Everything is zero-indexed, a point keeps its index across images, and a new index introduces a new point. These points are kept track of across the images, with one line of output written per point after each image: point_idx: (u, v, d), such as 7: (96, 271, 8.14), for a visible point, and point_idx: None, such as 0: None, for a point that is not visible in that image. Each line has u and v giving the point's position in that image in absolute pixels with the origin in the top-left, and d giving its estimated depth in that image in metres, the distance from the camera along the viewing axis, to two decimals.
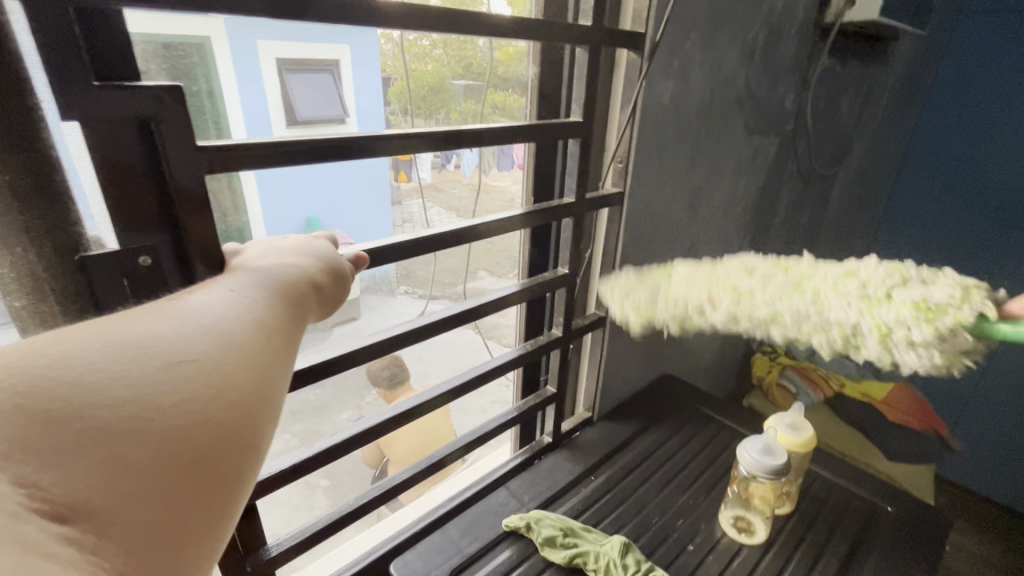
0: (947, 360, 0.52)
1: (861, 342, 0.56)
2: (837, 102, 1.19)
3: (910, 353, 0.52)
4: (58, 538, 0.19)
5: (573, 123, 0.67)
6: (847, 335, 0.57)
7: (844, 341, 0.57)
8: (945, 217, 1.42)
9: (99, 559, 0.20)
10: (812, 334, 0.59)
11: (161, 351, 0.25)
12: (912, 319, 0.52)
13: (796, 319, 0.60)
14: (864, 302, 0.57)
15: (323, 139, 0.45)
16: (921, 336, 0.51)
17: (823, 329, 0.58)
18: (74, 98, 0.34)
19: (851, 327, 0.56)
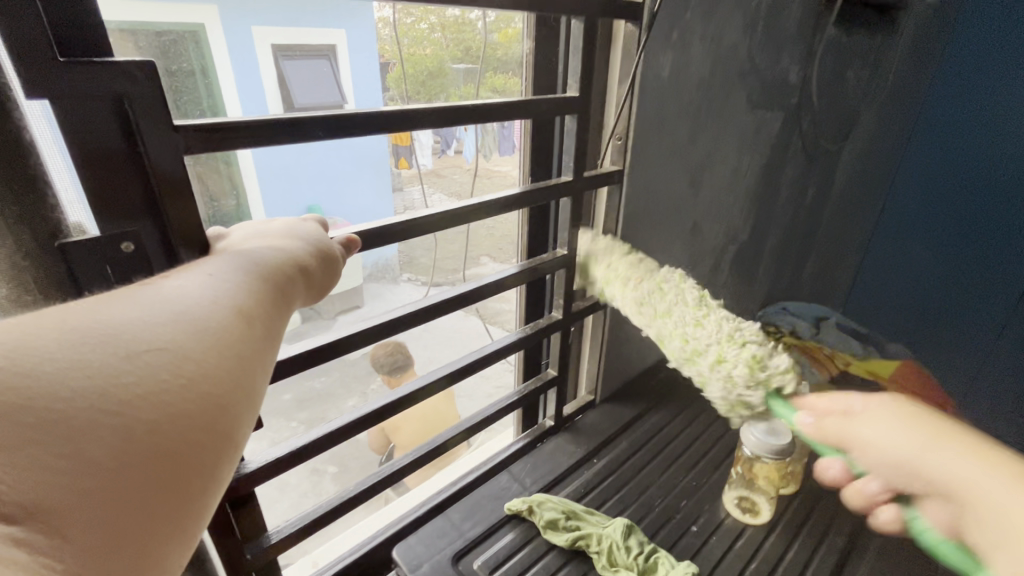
0: (727, 400, 0.60)
1: (700, 363, 0.60)
2: (842, 74, 1.16)
3: (716, 386, 0.60)
4: (6, 542, 0.18)
5: (569, 100, 0.65)
6: (698, 354, 0.60)
7: (688, 356, 0.61)
8: (954, 192, 1.39)
9: (52, 561, 0.19)
10: (673, 342, 0.62)
11: (130, 339, 0.25)
12: (744, 363, 0.57)
13: (670, 325, 0.62)
14: (728, 336, 0.59)
15: (308, 116, 0.44)
16: (725, 378, 0.58)
17: (681, 338, 0.61)
18: (41, 77, 0.32)
19: (704, 349, 0.60)
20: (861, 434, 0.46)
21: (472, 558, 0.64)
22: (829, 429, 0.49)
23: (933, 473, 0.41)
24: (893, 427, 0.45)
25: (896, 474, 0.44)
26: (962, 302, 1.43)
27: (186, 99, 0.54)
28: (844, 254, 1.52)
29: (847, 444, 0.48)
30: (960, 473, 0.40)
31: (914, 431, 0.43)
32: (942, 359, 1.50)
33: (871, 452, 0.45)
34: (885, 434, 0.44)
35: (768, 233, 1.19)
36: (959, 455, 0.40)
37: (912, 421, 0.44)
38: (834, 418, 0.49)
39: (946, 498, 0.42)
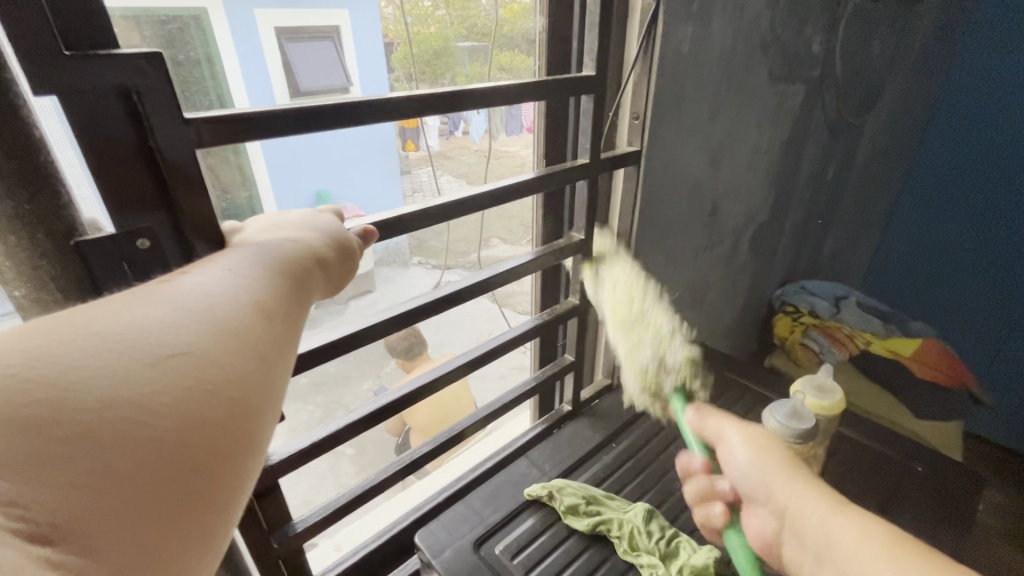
0: (645, 370, 0.68)
1: (643, 331, 0.68)
2: (867, 41, 1.11)
3: (638, 359, 0.68)
4: (42, 563, 0.18)
5: (585, 78, 0.63)
6: (647, 324, 0.69)
7: (634, 321, 0.68)
8: (981, 164, 1.33)
9: None
10: (629, 311, 0.69)
11: (154, 345, 0.24)
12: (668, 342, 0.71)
13: (636, 299, 0.70)
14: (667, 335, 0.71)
15: (324, 105, 0.43)
16: (656, 351, 0.69)
17: (641, 308, 0.69)
18: (44, 69, 0.31)
19: (655, 327, 0.69)
20: (731, 445, 0.57)
21: (493, 543, 0.64)
22: (709, 425, 0.61)
23: (778, 493, 0.50)
24: (750, 447, 0.55)
25: (747, 480, 0.54)
26: (986, 278, 1.39)
27: (193, 93, 0.52)
28: (865, 230, 1.48)
29: (720, 440, 0.59)
30: (794, 494, 0.48)
31: (767, 450, 0.54)
32: (967, 336, 1.46)
33: (733, 461, 0.56)
34: (744, 450, 0.55)
35: (787, 212, 1.16)
36: (798, 481, 0.49)
37: (769, 445, 0.55)
38: (714, 419, 0.60)
39: (774, 511, 0.51)
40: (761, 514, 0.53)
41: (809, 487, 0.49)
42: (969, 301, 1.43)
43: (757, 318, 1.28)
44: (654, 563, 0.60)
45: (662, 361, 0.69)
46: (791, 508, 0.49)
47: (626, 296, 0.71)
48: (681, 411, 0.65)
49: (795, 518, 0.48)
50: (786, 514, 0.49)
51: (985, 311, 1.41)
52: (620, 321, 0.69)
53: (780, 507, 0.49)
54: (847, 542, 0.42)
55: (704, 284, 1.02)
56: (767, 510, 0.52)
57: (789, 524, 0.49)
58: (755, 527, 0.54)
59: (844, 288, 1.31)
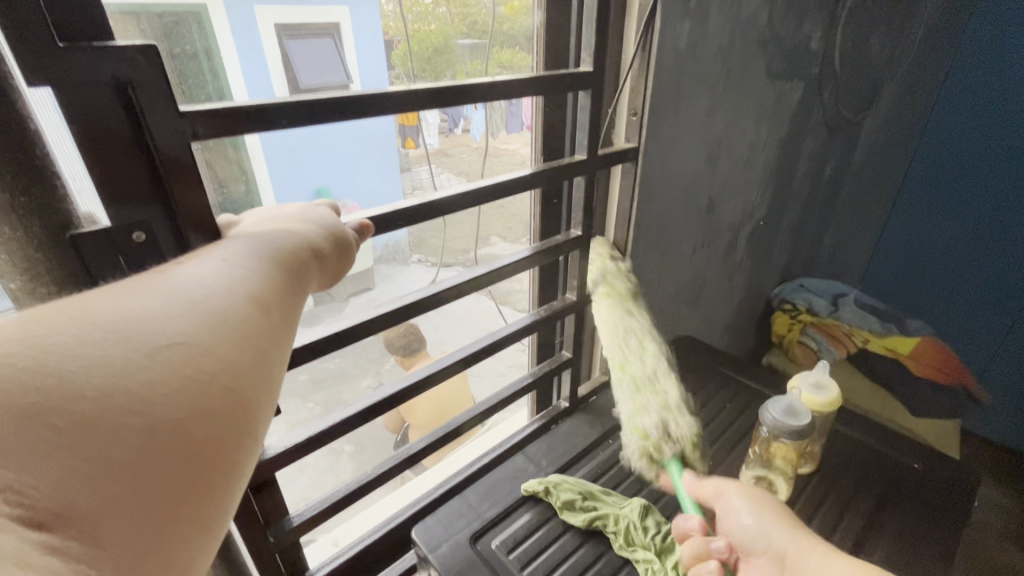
0: (648, 433, 0.69)
1: (650, 395, 0.69)
2: (866, 41, 1.11)
3: (641, 422, 0.69)
4: (41, 549, 0.18)
5: (581, 74, 0.63)
6: (656, 389, 0.71)
7: (643, 382, 0.69)
8: (979, 162, 1.34)
9: (86, 567, 0.19)
10: (638, 368, 0.69)
11: (149, 335, 0.25)
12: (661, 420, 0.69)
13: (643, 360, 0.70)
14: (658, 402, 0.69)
15: (319, 99, 0.43)
16: (661, 416, 0.69)
17: (651, 369, 0.71)
18: (38, 61, 0.31)
19: (662, 396, 0.71)
20: (732, 503, 0.59)
21: (489, 538, 0.64)
22: (707, 486, 0.62)
23: (777, 539, 0.54)
24: (748, 497, 0.58)
25: (747, 531, 0.56)
26: (986, 277, 1.39)
27: (192, 83, 0.52)
28: (863, 228, 1.48)
29: (717, 499, 0.60)
30: (795, 539, 0.53)
31: (764, 503, 0.58)
32: (964, 335, 1.46)
33: (738, 520, 0.57)
34: (744, 501, 0.58)
35: (785, 211, 1.16)
36: (796, 530, 0.54)
37: (766, 500, 0.58)
38: (712, 479, 0.62)
39: (776, 556, 0.54)
40: (761, 565, 0.55)
41: (809, 535, 0.54)
42: (967, 299, 1.43)
43: (755, 316, 1.28)
44: (650, 558, 0.61)
45: (666, 429, 0.69)
46: (792, 553, 0.52)
47: (637, 343, 0.71)
48: (680, 477, 0.66)
49: (800, 562, 0.51)
50: (786, 559, 0.53)
51: (984, 309, 1.41)
52: (626, 372, 0.69)
53: (781, 554, 0.53)
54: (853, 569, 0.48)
55: (702, 281, 1.02)
56: (767, 558, 0.55)
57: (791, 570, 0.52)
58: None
59: (842, 286, 1.31)
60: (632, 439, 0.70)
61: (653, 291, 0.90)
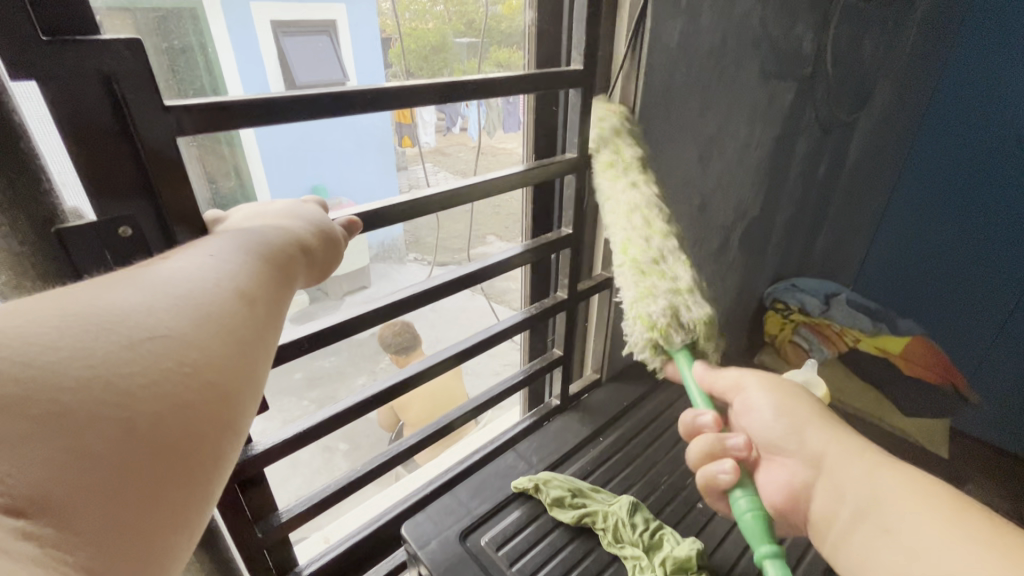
0: (654, 322, 0.58)
1: (657, 279, 0.60)
2: (858, 42, 1.12)
3: (644, 309, 0.58)
4: (17, 535, 0.18)
5: (573, 73, 0.64)
6: (662, 273, 0.61)
7: (649, 266, 0.60)
8: (973, 163, 1.34)
9: (62, 555, 0.19)
10: (645, 253, 0.61)
11: (132, 328, 0.25)
12: (668, 302, 0.58)
13: (652, 243, 0.62)
14: (667, 287, 0.60)
15: (309, 95, 0.43)
16: (670, 301, 0.58)
17: (657, 255, 0.61)
18: (21, 54, 0.31)
19: (672, 277, 0.61)
20: (749, 397, 0.57)
21: (479, 535, 0.65)
22: (725, 377, 0.58)
23: (810, 439, 0.52)
24: (773, 401, 0.56)
25: (776, 433, 0.54)
26: (977, 277, 1.40)
27: (182, 77, 0.51)
28: (855, 229, 1.49)
29: (737, 393, 0.57)
30: (832, 443, 0.50)
31: (788, 402, 0.55)
32: (954, 335, 1.48)
33: (760, 417, 0.56)
34: (767, 398, 0.56)
35: (779, 210, 1.17)
36: (835, 433, 0.51)
37: (786, 392, 0.56)
38: (730, 372, 0.58)
39: (808, 461, 0.52)
40: (789, 467, 0.53)
41: (845, 437, 0.51)
42: (958, 299, 1.44)
43: (747, 315, 1.29)
44: (638, 555, 0.61)
45: (676, 316, 0.59)
46: (830, 458, 0.50)
47: (643, 231, 0.62)
48: (689, 366, 0.59)
49: (835, 470, 0.49)
50: (823, 464, 0.50)
51: (975, 309, 1.42)
52: (632, 262, 0.61)
53: (815, 458, 0.51)
54: (901, 490, 0.44)
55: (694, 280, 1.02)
56: (798, 462, 0.52)
57: (826, 474, 0.50)
58: (785, 478, 0.53)
59: (834, 286, 1.32)
60: (636, 329, 0.60)
61: None
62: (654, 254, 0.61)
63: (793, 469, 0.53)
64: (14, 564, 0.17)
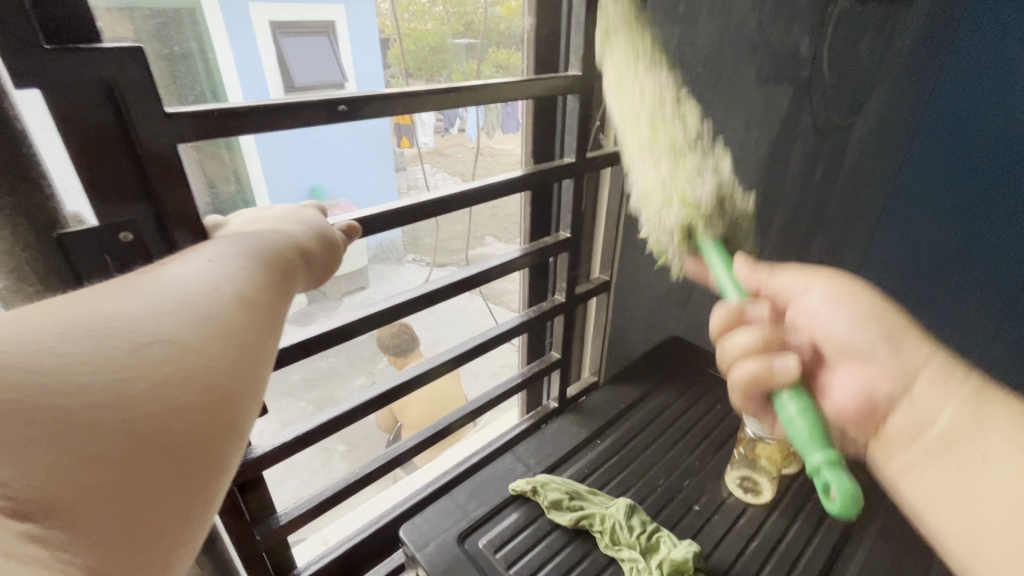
0: (697, 209, 0.58)
1: (695, 164, 0.59)
2: (854, 46, 1.13)
3: (687, 187, 0.58)
4: (24, 538, 0.18)
5: (571, 78, 0.64)
6: (702, 160, 0.60)
7: (686, 150, 0.59)
8: (970, 166, 1.35)
9: (69, 557, 0.19)
10: (682, 137, 0.59)
11: (134, 334, 0.25)
12: (712, 191, 0.59)
13: (687, 118, 0.60)
14: (709, 179, 0.60)
15: (309, 102, 0.43)
16: (715, 188, 0.59)
17: (692, 134, 0.60)
18: (25, 62, 0.31)
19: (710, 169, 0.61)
20: (812, 300, 0.53)
21: (476, 538, 0.65)
22: (775, 280, 0.55)
23: (888, 354, 0.47)
24: (843, 311, 0.50)
25: (837, 345, 0.50)
26: (974, 280, 1.40)
27: (181, 83, 0.52)
28: (853, 232, 1.50)
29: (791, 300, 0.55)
30: (924, 356, 0.46)
31: (856, 302, 0.50)
32: (949, 337, 1.48)
33: (827, 320, 0.51)
34: (835, 307, 0.51)
35: (776, 213, 1.17)
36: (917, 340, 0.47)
37: (851, 295, 0.51)
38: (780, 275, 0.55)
39: (901, 374, 0.46)
40: (859, 377, 0.49)
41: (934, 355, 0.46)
42: (954, 302, 1.45)
43: None
44: (634, 557, 0.61)
45: (718, 203, 0.59)
46: (926, 377, 0.45)
47: (680, 108, 0.59)
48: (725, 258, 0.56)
49: (917, 387, 0.45)
50: (916, 375, 0.45)
51: (971, 311, 1.43)
52: (671, 146, 0.58)
53: (910, 370, 0.46)
54: (988, 423, 0.41)
55: None
56: (882, 373, 0.47)
57: (910, 392, 0.46)
58: (839, 393, 0.50)
59: None
60: (671, 210, 0.58)
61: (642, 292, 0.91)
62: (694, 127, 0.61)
63: (881, 379, 0.47)
64: (20, 565, 0.17)
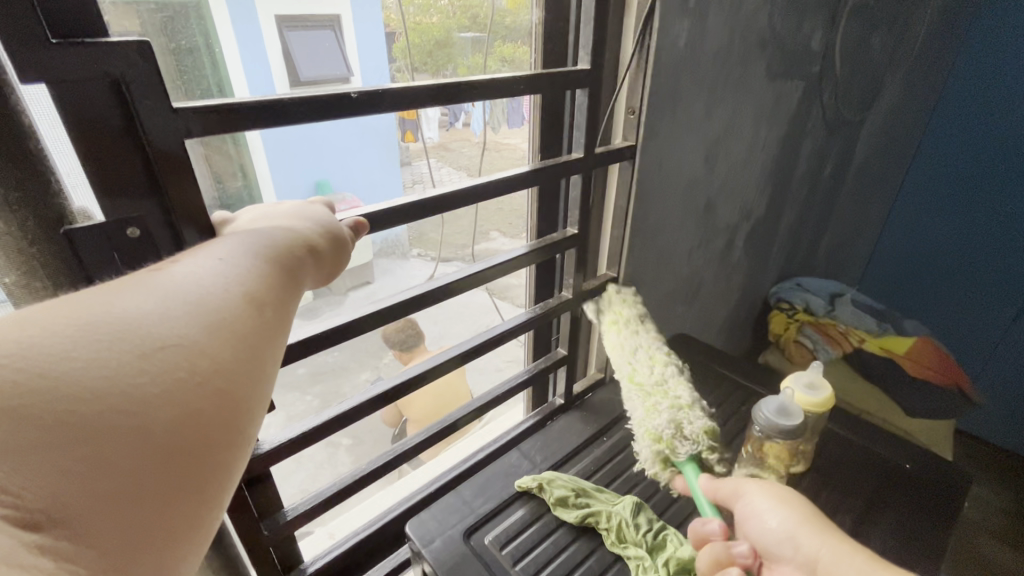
0: (660, 435, 0.63)
1: (659, 398, 0.65)
2: (867, 39, 1.11)
3: (651, 423, 0.64)
4: (32, 548, 0.18)
5: (580, 72, 0.63)
6: (665, 392, 0.66)
7: (653, 387, 0.67)
8: (983, 163, 1.32)
9: (77, 567, 0.19)
10: (647, 377, 0.68)
11: (143, 334, 0.25)
12: (673, 420, 0.63)
13: (654, 369, 0.69)
14: (661, 396, 0.66)
15: (315, 96, 0.43)
16: (674, 417, 0.63)
17: (659, 377, 0.68)
18: (31, 57, 0.31)
19: (674, 395, 0.66)
20: (754, 502, 0.55)
21: (482, 534, 0.65)
22: (725, 485, 0.58)
23: (805, 544, 0.50)
24: (768, 499, 0.54)
25: (771, 535, 0.53)
26: (984, 277, 1.39)
27: (189, 78, 0.51)
28: (862, 228, 1.48)
29: (738, 497, 0.57)
30: (826, 545, 0.50)
31: (785, 500, 0.54)
32: (960, 335, 1.47)
33: (761, 523, 0.54)
34: (766, 501, 0.55)
35: (784, 210, 1.16)
36: (832, 533, 0.51)
37: (790, 498, 0.55)
38: (730, 480, 0.59)
39: (806, 563, 0.50)
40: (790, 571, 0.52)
41: (847, 544, 0.50)
42: (963, 299, 1.44)
43: (751, 315, 1.29)
44: (641, 555, 0.61)
45: (680, 430, 0.63)
46: (823, 560, 0.49)
47: (648, 363, 0.69)
48: (694, 478, 0.62)
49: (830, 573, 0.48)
50: (818, 566, 0.49)
51: (981, 309, 1.41)
52: (637, 385, 0.67)
53: (811, 560, 0.50)
54: None
55: (699, 279, 1.02)
56: (795, 565, 0.51)
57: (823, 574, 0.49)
58: None
59: (839, 286, 1.32)
60: (644, 444, 0.65)
61: (650, 288, 0.91)
62: (659, 375, 0.68)
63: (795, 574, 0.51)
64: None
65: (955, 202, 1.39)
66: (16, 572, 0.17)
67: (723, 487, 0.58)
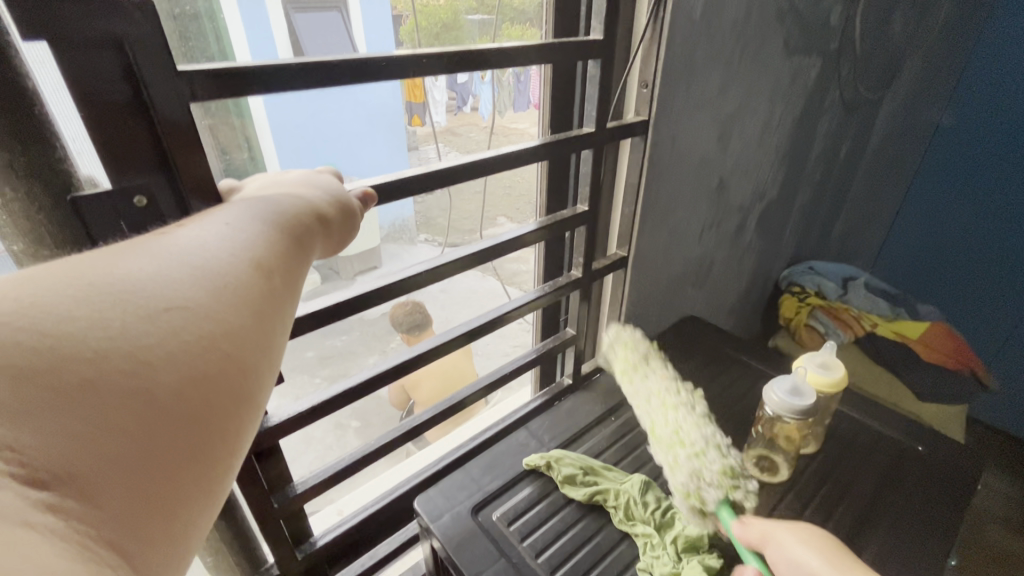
0: (686, 490, 0.60)
1: (680, 448, 0.62)
2: (888, 14, 1.07)
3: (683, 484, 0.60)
4: (41, 508, 0.18)
5: (591, 43, 0.61)
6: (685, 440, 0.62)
7: (672, 438, 0.62)
8: (1006, 144, 1.29)
9: (85, 529, 0.19)
10: (665, 427, 0.64)
11: (149, 296, 0.25)
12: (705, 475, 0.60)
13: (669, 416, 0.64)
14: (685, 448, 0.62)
15: (321, 61, 0.42)
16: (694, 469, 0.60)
17: (675, 426, 0.63)
18: (32, 13, 0.31)
19: (691, 442, 0.62)
20: (784, 544, 0.53)
21: (490, 510, 0.65)
22: (754, 529, 0.56)
23: None
24: (798, 538, 0.52)
25: None
26: (1003, 261, 1.36)
27: (192, 44, 0.50)
28: (878, 212, 1.46)
29: (768, 544, 0.54)
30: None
31: (815, 541, 0.52)
32: (975, 320, 1.45)
33: (794, 562, 0.51)
34: (798, 543, 0.52)
35: (798, 191, 1.14)
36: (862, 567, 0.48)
37: (817, 538, 0.53)
38: (758, 523, 0.56)
39: None
40: None
41: None
42: (981, 285, 1.41)
43: (762, 299, 1.28)
44: (649, 533, 0.61)
45: (701, 478, 0.60)
46: None
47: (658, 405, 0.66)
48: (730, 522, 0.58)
49: None
50: None
51: (999, 295, 1.38)
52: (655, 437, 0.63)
53: None
54: None
55: (710, 261, 1.01)
56: None
57: None
58: None
59: (852, 270, 1.30)
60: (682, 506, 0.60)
61: (660, 269, 0.90)
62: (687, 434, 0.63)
63: None
64: (35, 541, 0.17)
65: (975, 185, 1.35)
66: (23, 532, 0.17)
67: (751, 528, 0.56)
